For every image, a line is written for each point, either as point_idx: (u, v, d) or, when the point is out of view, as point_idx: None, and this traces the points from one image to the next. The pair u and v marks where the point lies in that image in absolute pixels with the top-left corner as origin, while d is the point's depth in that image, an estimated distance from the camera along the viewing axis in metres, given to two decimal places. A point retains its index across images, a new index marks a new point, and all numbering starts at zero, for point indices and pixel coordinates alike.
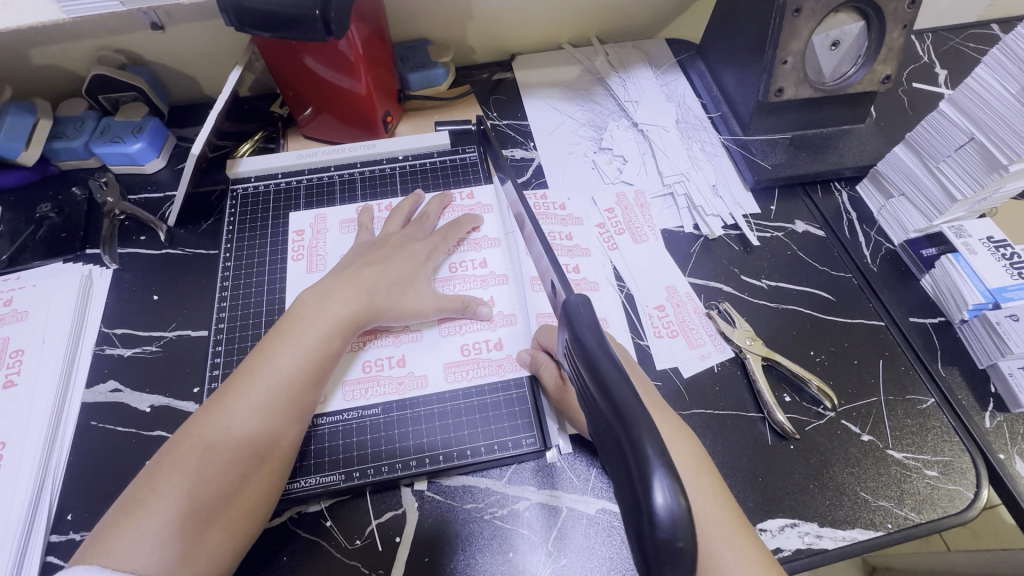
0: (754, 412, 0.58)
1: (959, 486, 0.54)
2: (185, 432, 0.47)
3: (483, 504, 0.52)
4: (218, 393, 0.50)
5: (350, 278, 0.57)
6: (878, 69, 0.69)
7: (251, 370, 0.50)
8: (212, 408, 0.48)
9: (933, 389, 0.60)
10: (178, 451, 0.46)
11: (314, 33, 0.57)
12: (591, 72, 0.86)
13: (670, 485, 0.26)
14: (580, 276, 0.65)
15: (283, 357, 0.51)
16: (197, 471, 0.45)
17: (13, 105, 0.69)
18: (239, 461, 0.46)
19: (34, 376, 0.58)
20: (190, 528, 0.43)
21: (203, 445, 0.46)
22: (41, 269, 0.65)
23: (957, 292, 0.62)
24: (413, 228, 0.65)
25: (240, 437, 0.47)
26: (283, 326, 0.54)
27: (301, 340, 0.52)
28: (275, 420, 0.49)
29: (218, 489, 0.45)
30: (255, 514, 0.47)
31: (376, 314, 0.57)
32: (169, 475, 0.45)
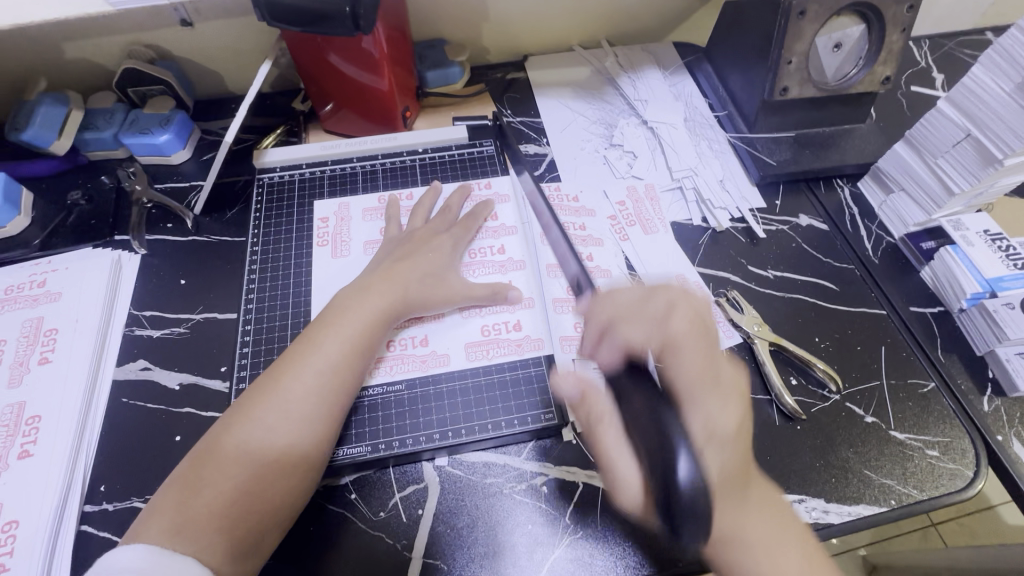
0: (762, 395, 0.60)
1: (959, 465, 0.56)
2: (236, 414, 0.50)
3: (502, 479, 0.54)
4: (268, 378, 0.52)
5: (384, 271, 0.60)
6: (879, 70, 0.72)
7: (299, 357, 0.53)
8: (261, 392, 0.51)
9: (933, 374, 0.62)
10: (229, 432, 0.49)
11: (344, 28, 0.60)
12: (601, 72, 0.89)
13: (692, 459, 0.38)
14: (593, 265, 0.68)
15: (327, 344, 0.53)
16: (244, 452, 0.48)
17: (46, 96, 0.72)
18: (282, 444, 0.48)
19: (67, 354, 0.59)
20: (235, 506, 0.45)
21: (245, 434, 0.48)
22: (71, 253, 0.67)
23: (955, 282, 0.64)
24: (437, 221, 0.67)
25: (283, 418, 0.49)
26: (327, 315, 0.56)
27: (342, 332, 0.54)
28: (318, 405, 0.51)
29: (260, 469, 0.47)
30: (294, 497, 0.48)
31: (410, 306, 0.59)
32: (216, 456, 0.47)
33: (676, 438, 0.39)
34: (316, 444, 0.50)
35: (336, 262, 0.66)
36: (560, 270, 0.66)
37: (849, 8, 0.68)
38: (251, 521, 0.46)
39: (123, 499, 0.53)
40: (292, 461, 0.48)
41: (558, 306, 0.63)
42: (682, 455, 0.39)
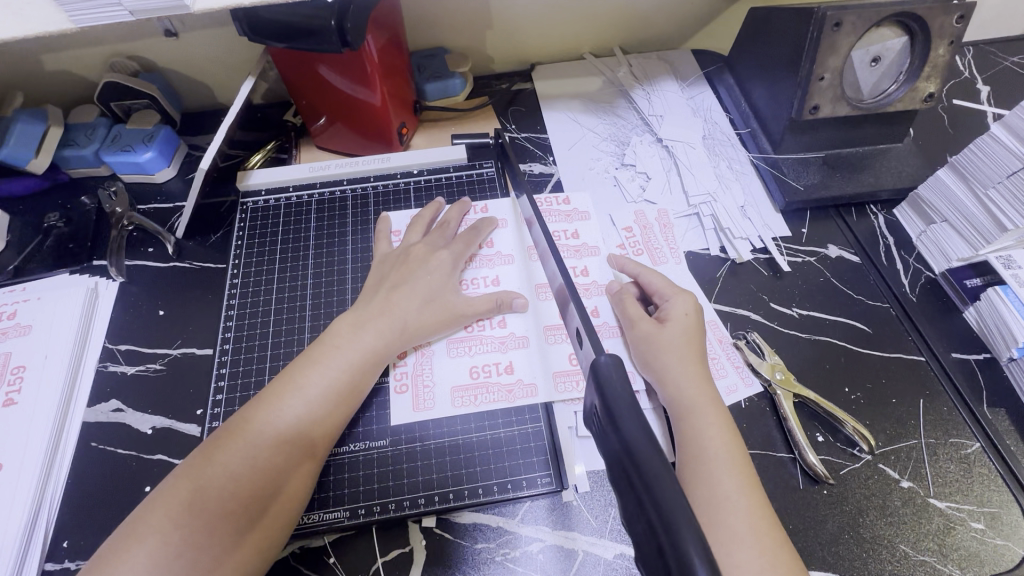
0: (784, 453, 0.54)
1: (1008, 541, 0.50)
2: (202, 453, 0.45)
3: (494, 544, 0.49)
4: (238, 415, 0.47)
5: (380, 303, 0.55)
6: (921, 87, 0.65)
7: (276, 396, 0.48)
8: (235, 429, 0.46)
9: (978, 433, 0.56)
10: (193, 473, 0.43)
11: (330, 44, 0.55)
12: (613, 83, 0.83)
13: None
14: (589, 279, 0.63)
15: (309, 386, 0.49)
16: (209, 499, 0.42)
17: (23, 112, 0.68)
18: (252, 495, 0.43)
19: (35, 394, 0.56)
20: (187, 566, 0.40)
21: (223, 473, 0.43)
22: (46, 280, 0.64)
23: (1005, 327, 0.58)
24: (434, 234, 0.62)
25: (255, 466, 0.44)
26: (313, 351, 0.52)
27: (330, 367, 0.50)
28: (296, 450, 0.46)
29: (225, 520, 0.42)
30: (260, 554, 0.43)
31: (406, 337, 0.54)
32: (178, 502, 0.42)
33: (691, 557, 0.26)
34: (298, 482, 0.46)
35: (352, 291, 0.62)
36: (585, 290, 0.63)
37: (890, 18, 0.61)
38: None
39: (86, 557, 0.49)
40: (261, 510, 0.43)
41: (549, 333, 0.59)
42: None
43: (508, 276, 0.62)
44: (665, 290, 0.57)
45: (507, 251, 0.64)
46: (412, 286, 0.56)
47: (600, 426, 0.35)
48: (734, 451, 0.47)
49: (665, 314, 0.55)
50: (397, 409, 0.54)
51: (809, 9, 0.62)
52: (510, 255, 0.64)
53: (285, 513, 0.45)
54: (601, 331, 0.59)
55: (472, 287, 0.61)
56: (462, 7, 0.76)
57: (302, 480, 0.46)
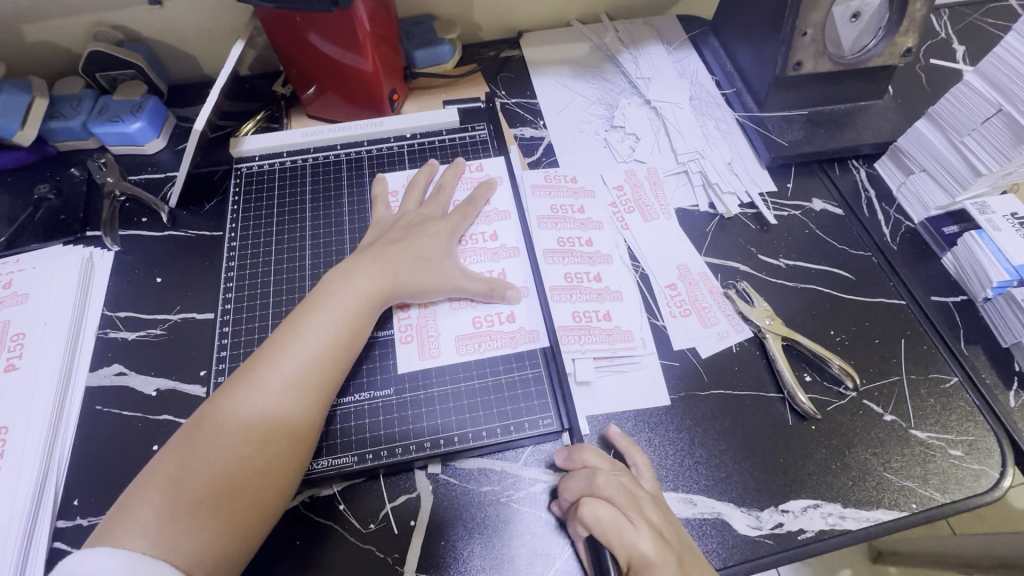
0: (774, 393, 0.57)
1: (984, 465, 0.53)
2: (211, 404, 0.46)
3: (499, 487, 0.51)
4: (243, 367, 0.48)
5: (373, 254, 0.56)
6: (899, 41, 0.67)
7: (278, 345, 0.49)
8: (240, 380, 0.47)
9: (956, 369, 0.58)
10: (206, 421, 0.45)
11: (320, 2, 0.55)
12: (600, 48, 0.84)
13: None
14: (592, 249, 0.64)
15: (309, 333, 0.50)
16: (222, 443, 0.44)
17: (8, 83, 0.67)
18: (263, 439, 0.45)
19: (36, 360, 0.56)
20: (209, 505, 0.42)
21: (231, 420, 0.45)
22: (39, 251, 0.63)
23: (981, 269, 0.60)
24: (431, 204, 0.63)
25: (264, 411, 0.45)
26: (310, 301, 0.53)
27: (330, 316, 0.51)
28: (303, 394, 0.47)
29: (239, 463, 0.44)
30: (276, 494, 0.45)
31: (401, 289, 0.55)
32: (192, 450, 0.44)
33: None
34: (307, 431, 0.47)
35: (350, 248, 0.63)
36: (559, 257, 0.63)
37: None
38: (226, 523, 0.42)
39: (98, 514, 0.50)
40: (274, 453, 0.45)
41: (556, 293, 0.60)
42: None
43: (507, 235, 0.63)
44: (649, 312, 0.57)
45: (503, 207, 0.66)
46: (413, 242, 0.58)
47: None
48: None
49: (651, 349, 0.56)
50: (403, 357, 0.55)
51: None
52: (507, 211, 0.65)
53: (296, 455, 0.46)
54: (604, 295, 0.61)
55: (466, 245, 0.62)
56: None
57: (311, 424, 0.47)
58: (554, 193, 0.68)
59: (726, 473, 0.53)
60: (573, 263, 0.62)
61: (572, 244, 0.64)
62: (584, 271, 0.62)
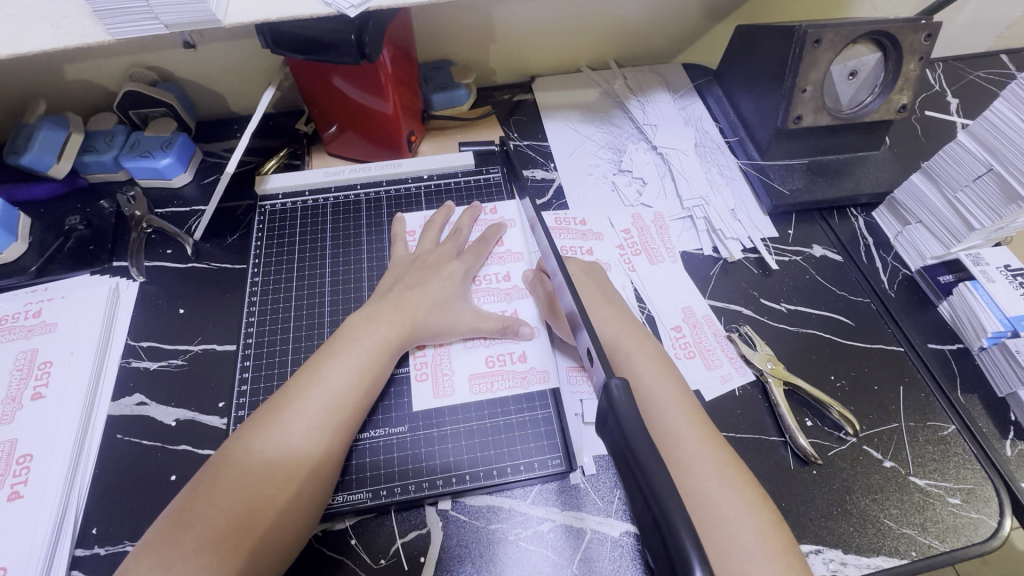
0: (776, 437, 0.58)
1: (982, 514, 0.54)
2: (237, 442, 0.48)
3: (507, 525, 0.52)
4: (268, 405, 0.50)
5: (394, 298, 0.58)
6: (894, 98, 0.70)
7: (302, 386, 0.51)
8: (264, 419, 0.49)
9: (953, 417, 0.60)
10: (232, 458, 0.47)
11: (349, 56, 0.59)
12: (609, 94, 0.88)
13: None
14: None
15: (332, 375, 0.52)
16: (248, 480, 0.46)
17: (45, 119, 0.70)
18: (285, 479, 0.46)
19: (62, 388, 0.58)
20: (229, 544, 0.43)
21: (254, 458, 0.47)
22: (68, 281, 0.66)
23: (976, 319, 0.62)
24: (447, 245, 0.65)
25: (288, 450, 0.47)
26: (333, 343, 0.55)
27: (352, 358, 0.53)
28: (324, 436, 0.49)
29: (261, 502, 0.45)
30: (293, 534, 0.46)
31: (419, 332, 0.57)
32: (216, 486, 0.45)
33: (685, 547, 0.29)
34: (326, 470, 0.48)
35: (368, 286, 0.65)
36: None
37: (864, 36, 0.66)
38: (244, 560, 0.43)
39: (115, 543, 0.51)
40: (295, 492, 0.46)
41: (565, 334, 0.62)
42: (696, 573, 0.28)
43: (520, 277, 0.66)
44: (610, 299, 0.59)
45: (516, 249, 0.68)
46: (430, 284, 0.61)
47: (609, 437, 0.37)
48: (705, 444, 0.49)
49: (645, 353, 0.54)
50: (418, 394, 0.57)
51: (790, 28, 0.67)
52: (519, 252, 0.68)
53: (314, 495, 0.47)
54: None
55: (477, 286, 0.65)
56: (468, 23, 0.80)
57: (330, 463, 0.49)
58: (563, 235, 0.71)
59: None
60: None
61: None
62: None
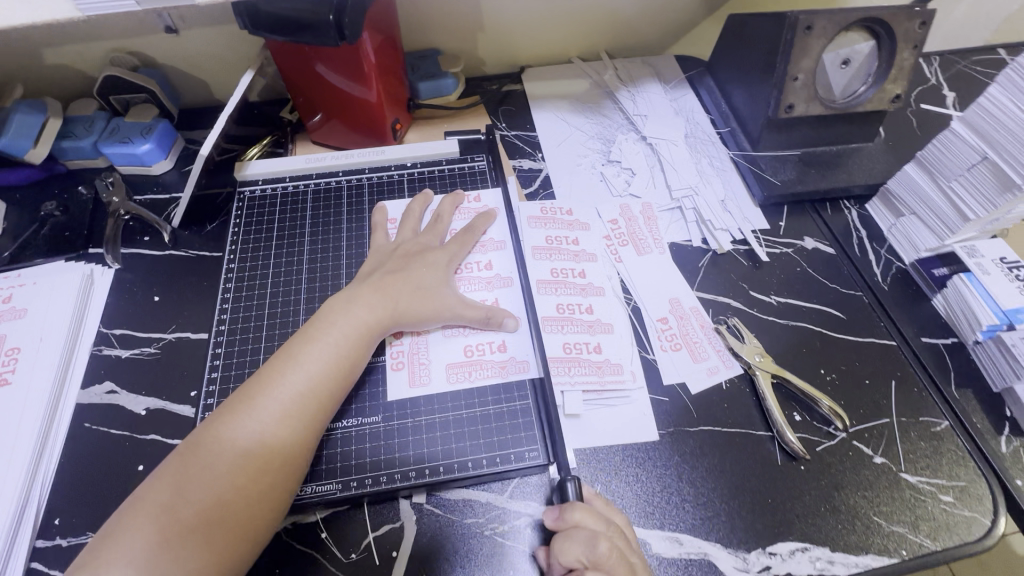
0: (763, 431, 0.57)
1: (975, 512, 0.52)
2: (207, 431, 0.46)
3: (483, 519, 0.51)
4: (241, 392, 0.49)
5: (375, 283, 0.57)
6: (888, 88, 0.69)
7: (276, 372, 0.49)
8: (236, 407, 0.47)
9: (947, 412, 0.58)
10: (201, 446, 0.45)
11: (328, 38, 0.57)
12: (599, 85, 0.86)
13: None
14: (585, 281, 0.65)
15: (308, 361, 0.50)
16: (218, 470, 0.44)
17: (23, 103, 0.69)
18: (258, 468, 0.45)
19: (29, 375, 0.56)
20: (196, 536, 0.42)
21: (225, 447, 0.45)
22: (41, 267, 0.65)
23: (970, 311, 0.61)
24: (428, 234, 0.64)
25: (260, 438, 0.46)
26: (309, 329, 0.53)
27: (329, 344, 0.52)
28: (297, 424, 0.47)
29: (232, 492, 0.43)
30: (266, 526, 0.45)
31: (399, 320, 0.56)
32: (185, 475, 0.44)
33: None
34: (300, 457, 0.47)
35: (346, 274, 0.63)
36: (552, 287, 0.63)
37: (857, 23, 0.65)
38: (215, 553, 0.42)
39: (77, 534, 0.49)
40: (268, 483, 0.45)
41: (547, 323, 0.61)
42: None
43: (502, 267, 0.64)
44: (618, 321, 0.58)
45: (499, 238, 0.67)
46: (408, 272, 0.59)
47: None
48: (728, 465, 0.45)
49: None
50: (393, 384, 0.56)
51: (781, 14, 0.66)
52: (502, 241, 0.67)
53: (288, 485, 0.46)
54: (594, 327, 0.61)
55: (458, 275, 0.63)
56: (455, 10, 0.79)
57: (304, 451, 0.47)
58: (548, 225, 0.69)
59: (713, 512, 0.52)
60: (565, 293, 0.63)
61: (564, 274, 0.65)
62: (576, 302, 0.63)
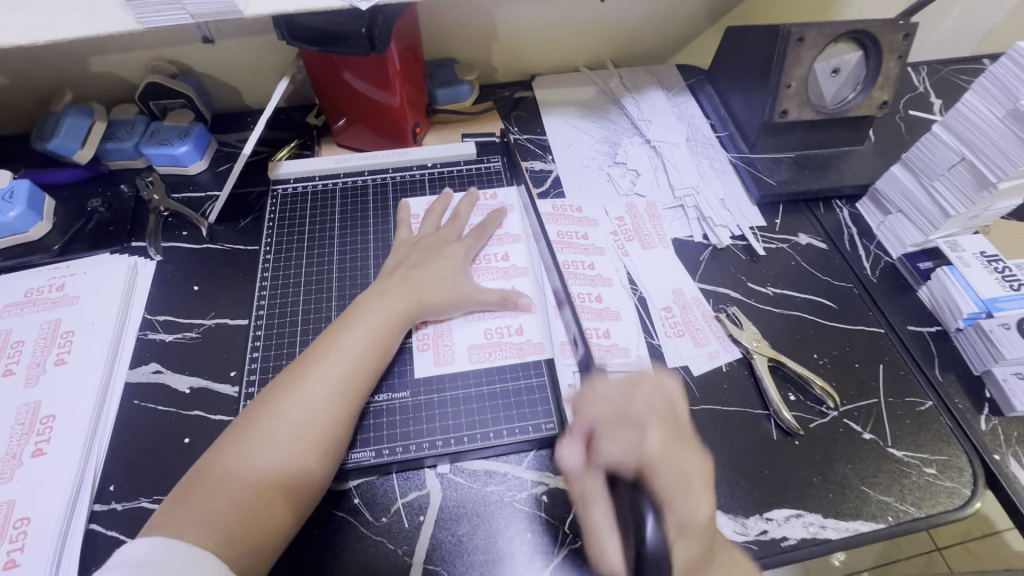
0: (760, 410, 0.61)
1: (956, 483, 0.57)
2: (263, 407, 0.51)
3: (503, 488, 0.55)
4: (291, 371, 0.53)
5: (400, 277, 0.62)
6: (876, 95, 0.74)
7: (322, 353, 0.54)
8: (287, 386, 0.52)
9: (930, 393, 0.63)
10: (255, 421, 0.50)
11: (359, 48, 0.63)
12: (606, 92, 0.92)
13: None
14: (595, 272, 0.70)
15: (350, 343, 0.55)
16: (274, 440, 0.49)
17: (71, 108, 0.74)
18: (311, 439, 0.49)
19: (82, 356, 0.61)
20: (261, 501, 0.46)
21: (280, 421, 0.50)
22: (89, 258, 0.70)
23: (952, 301, 0.65)
24: (448, 229, 0.69)
25: (312, 413, 0.50)
26: (348, 315, 0.58)
27: (368, 328, 0.57)
28: (343, 399, 0.52)
29: (290, 461, 0.48)
30: (319, 492, 0.49)
31: (425, 307, 0.60)
32: (246, 447, 0.48)
33: None
34: (346, 429, 0.52)
35: (372, 266, 0.68)
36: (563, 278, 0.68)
37: (846, 35, 0.70)
38: (274, 518, 0.46)
39: (131, 499, 0.54)
40: (319, 454, 0.49)
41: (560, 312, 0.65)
42: None
43: (521, 260, 0.69)
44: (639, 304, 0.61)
45: (515, 232, 0.72)
46: (433, 262, 0.64)
47: None
48: None
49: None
50: (419, 364, 0.60)
51: (776, 26, 0.71)
52: (517, 235, 0.71)
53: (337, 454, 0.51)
54: (604, 314, 0.66)
55: (473, 267, 0.68)
56: (472, 22, 0.85)
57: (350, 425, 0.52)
58: (558, 219, 0.74)
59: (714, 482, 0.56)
60: (577, 283, 0.68)
61: (574, 264, 0.70)
62: (586, 291, 0.68)
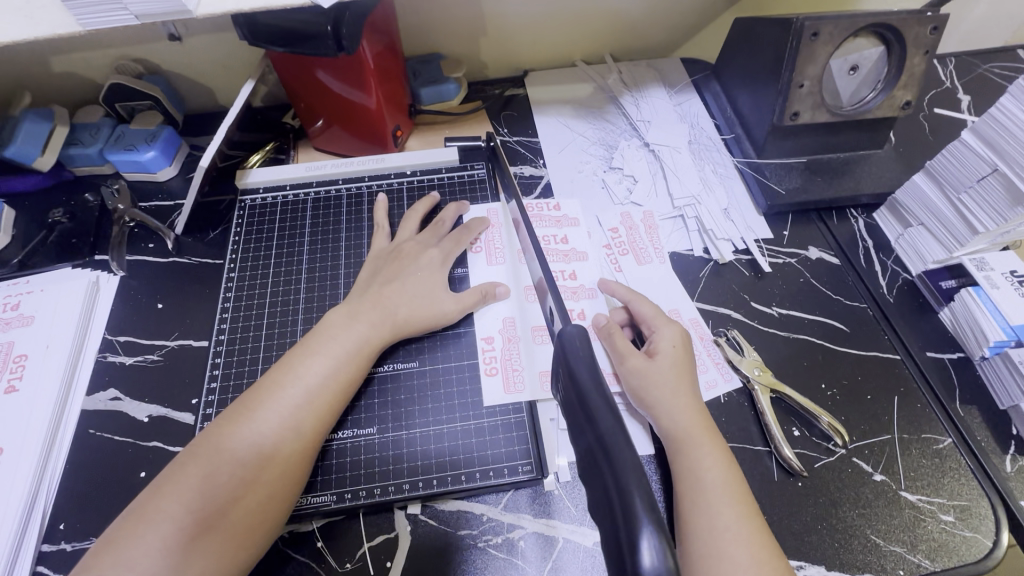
0: (761, 446, 0.56)
1: (977, 533, 0.52)
2: (207, 439, 0.47)
3: (478, 531, 0.51)
4: (240, 401, 0.49)
5: (373, 296, 0.57)
6: (898, 94, 0.67)
7: (276, 382, 0.50)
8: (235, 416, 0.48)
9: (950, 429, 0.57)
10: (196, 454, 0.46)
11: (326, 49, 0.57)
12: (603, 89, 0.85)
13: (658, 536, 0.30)
14: (576, 283, 0.65)
15: (307, 372, 0.51)
16: (215, 480, 0.44)
17: (31, 112, 0.70)
18: (256, 476, 0.45)
19: (35, 382, 0.58)
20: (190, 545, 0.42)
21: (224, 457, 0.45)
22: (49, 273, 0.66)
23: (977, 327, 0.59)
24: (427, 233, 0.65)
25: (259, 447, 0.46)
26: (309, 341, 0.54)
27: (326, 355, 0.52)
28: (294, 433, 0.48)
29: (230, 500, 0.44)
30: (266, 532, 0.46)
31: (399, 332, 0.56)
32: (182, 483, 0.44)
33: (635, 502, 0.31)
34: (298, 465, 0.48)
35: (344, 284, 0.64)
36: None
37: (866, 29, 0.63)
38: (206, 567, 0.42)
39: (81, 539, 0.51)
40: (252, 499, 0.45)
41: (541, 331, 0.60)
42: (644, 528, 0.30)
43: (496, 276, 0.65)
44: (654, 320, 0.57)
45: (500, 245, 0.67)
46: (411, 268, 0.60)
47: (568, 396, 0.40)
48: (733, 482, 0.47)
49: (653, 346, 0.56)
50: (389, 397, 0.56)
51: (787, 20, 0.64)
52: (499, 250, 0.66)
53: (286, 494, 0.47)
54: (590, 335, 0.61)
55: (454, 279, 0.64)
56: (458, 15, 0.79)
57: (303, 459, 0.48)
58: (537, 223, 0.70)
59: None
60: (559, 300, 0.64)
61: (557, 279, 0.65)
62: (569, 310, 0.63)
